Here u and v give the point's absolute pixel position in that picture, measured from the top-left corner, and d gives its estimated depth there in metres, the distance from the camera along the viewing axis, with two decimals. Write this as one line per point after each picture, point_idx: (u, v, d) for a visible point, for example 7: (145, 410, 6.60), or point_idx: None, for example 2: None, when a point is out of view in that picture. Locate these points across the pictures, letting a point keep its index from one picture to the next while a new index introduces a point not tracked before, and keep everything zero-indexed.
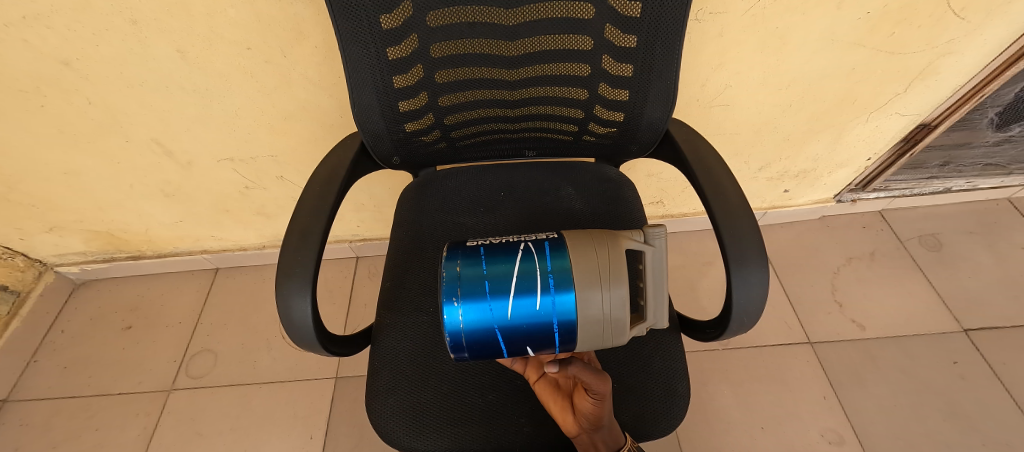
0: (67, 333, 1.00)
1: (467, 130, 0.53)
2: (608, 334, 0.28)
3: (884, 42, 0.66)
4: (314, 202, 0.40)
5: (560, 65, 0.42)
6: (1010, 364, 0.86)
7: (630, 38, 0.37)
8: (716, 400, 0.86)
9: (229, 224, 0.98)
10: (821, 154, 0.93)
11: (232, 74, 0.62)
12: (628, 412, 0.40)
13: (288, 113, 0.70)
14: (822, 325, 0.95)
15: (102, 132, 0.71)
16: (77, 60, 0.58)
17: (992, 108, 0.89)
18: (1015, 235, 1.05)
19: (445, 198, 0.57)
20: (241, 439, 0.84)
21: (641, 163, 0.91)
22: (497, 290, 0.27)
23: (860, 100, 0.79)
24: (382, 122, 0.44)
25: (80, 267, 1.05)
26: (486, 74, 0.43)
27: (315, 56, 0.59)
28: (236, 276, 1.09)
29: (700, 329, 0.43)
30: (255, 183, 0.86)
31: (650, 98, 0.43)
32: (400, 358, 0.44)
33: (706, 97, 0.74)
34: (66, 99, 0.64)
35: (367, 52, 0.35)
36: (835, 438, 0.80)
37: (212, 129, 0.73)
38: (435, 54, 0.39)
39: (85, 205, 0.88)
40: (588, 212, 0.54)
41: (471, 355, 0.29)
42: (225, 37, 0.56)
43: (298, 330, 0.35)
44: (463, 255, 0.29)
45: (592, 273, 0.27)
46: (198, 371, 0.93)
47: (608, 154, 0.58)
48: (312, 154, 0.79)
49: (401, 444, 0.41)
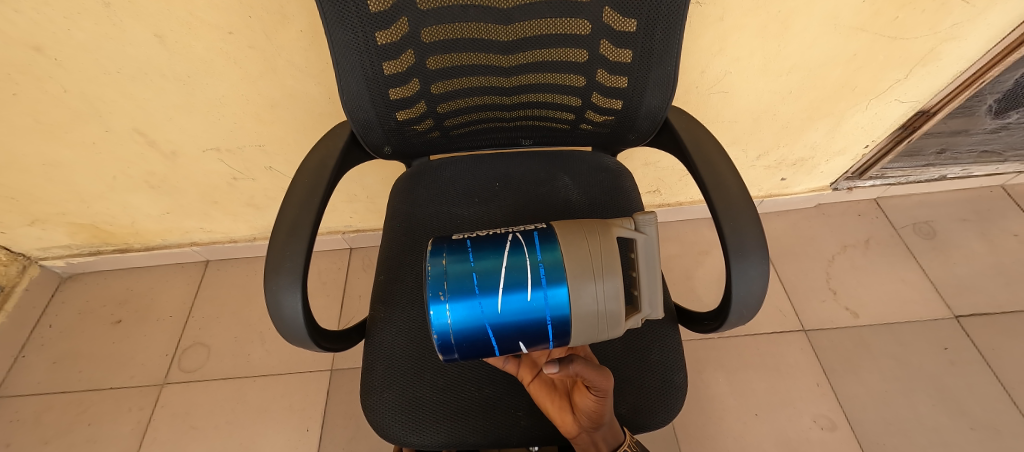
0: (55, 327, 0.98)
1: (460, 118, 0.51)
2: (604, 328, 0.27)
3: (887, 26, 0.65)
4: (303, 193, 0.38)
5: (557, 51, 0.41)
6: (999, 350, 0.88)
7: (629, 22, 0.35)
8: (711, 387, 0.87)
9: (217, 216, 0.96)
10: (819, 142, 0.92)
11: (214, 61, 0.59)
12: (625, 404, 0.40)
13: (275, 101, 0.68)
14: (815, 313, 0.96)
15: (80, 122, 0.69)
16: (49, 45, 0.55)
17: (992, 95, 0.88)
18: (1007, 221, 1.06)
19: (439, 189, 0.56)
20: (237, 433, 0.84)
21: (639, 151, 0.89)
22: (486, 286, 0.26)
23: (861, 87, 0.78)
24: (371, 111, 0.42)
25: (65, 261, 1.03)
26: (478, 60, 0.41)
27: (300, 40, 0.56)
28: (227, 269, 1.08)
29: (699, 321, 0.43)
30: (243, 174, 0.84)
31: (649, 85, 0.41)
32: (394, 352, 0.43)
33: (705, 84, 0.72)
34: (40, 87, 0.61)
35: (353, 36, 0.33)
36: (827, 424, 0.81)
37: (196, 118, 0.70)
38: (427, 38, 0.37)
39: (67, 197, 0.85)
40: (585, 202, 0.53)
41: (461, 354, 0.28)
42: (206, 21, 0.53)
43: (289, 327, 0.34)
44: (449, 249, 0.28)
45: (585, 265, 0.26)
46: (191, 365, 0.93)
47: (605, 143, 0.56)
48: (302, 144, 0.77)
49: (396, 438, 0.40)
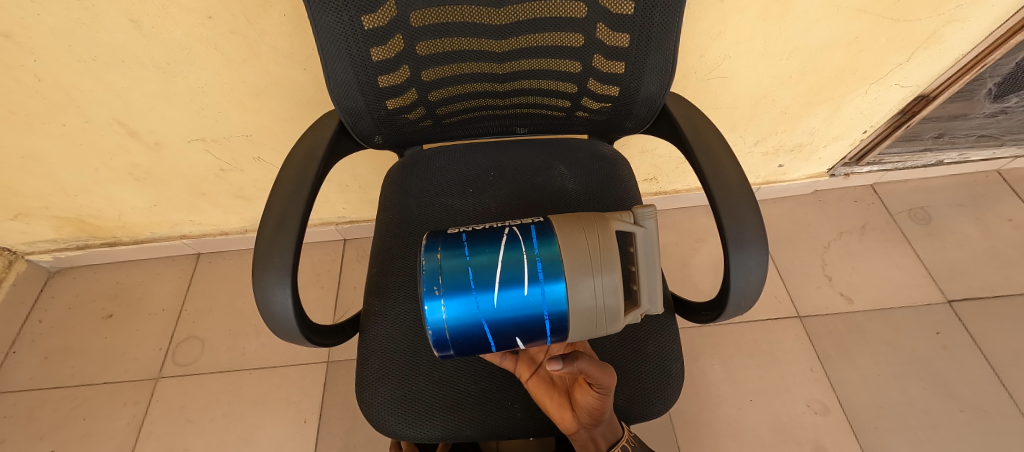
0: (46, 323, 0.97)
1: (453, 106, 0.49)
2: (603, 323, 0.26)
3: (891, 8, 0.63)
4: (289, 187, 0.37)
5: (552, 35, 0.39)
6: (990, 334, 0.89)
7: (627, 5, 0.33)
8: (707, 374, 0.88)
9: (207, 208, 0.94)
10: (818, 127, 0.91)
11: (195, 47, 0.57)
12: (623, 395, 0.40)
13: (261, 89, 0.65)
14: (810, 299, 0.96)
15: (57, 112, 0.66)
16: (18, 31, 0.52)
17: (992, 79, 0.87)
18: (1002, 206, 1.06)
19: (433, 179, 0.54)
20: (234, 425, 0.84)
21: (636, 138, 0.88)
22: (481, 281, 0.25)
23: (862, 71, 0.76)
24: (361, 99, 0.41)
25: (53, 255, 1.01)
26: (470, 45, 0.40)
27: (283, 25, 0.54)
28: (219, 261, 1.06)
29: (696, 312, 0.42)
30: (230, 165, 0.82)
31: (647, 71, 0.40)
32: (390, 346, 0.43)
33: (704, 69, 0.71)
34: (12, 76, 0.59)
35: (339, 21, 0.32)
36: (820, 408, 0.83)
37: (179, 107, 0.68)
38: (416, 22, 0.36)
39: (49, 191, 0.83)
40: (582, 192, 0.52)
41: (457, 351, 0.27)
42: (182, 5, 0.50)
43: (280, 324, 0.33)
44: (444, 243, 0.27)
45: (582, 259, 0.25)
46: (186, 359, 0.92)
47: (602, 130, 0.55)
48: (290, 133, 0.75)
49: (393, 431, 0.40)
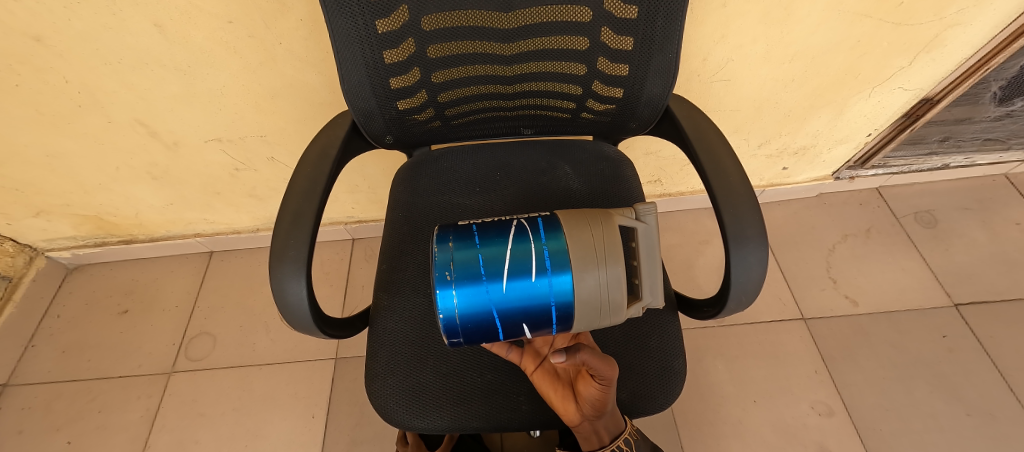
0: (63, 318, 1.00)
1: (462, 108, 0.51)
2: (606, 313, 0.27)
3: (891, 12, 0.64)
4: (305, 184, 0.38)
5: (557, 39, 0.40)
6: (997, 338, 0.88)
7: (630, 9, 0.35)
8: (710, 374, 0.88)
9: (220, 207, 0.97)
10: (821, 130, 0.92)
11: (214, 50, 0.59)
12: (626, 390, 0.41)
13: (275, 91, 0.68)
14: (815, 301, 0.96)
15: (81, 112, 0.68)
16: (49, 36, 0.55)
17: (996, 81, 0.87)
18: (1010, 210, 1.06)
19: (440, 179, 0.56)
20: (244, 419, 0.85)
21: (640, 140, 0.89)
22: (492, 271, 0.27)
23: (865, 74, 0.77)
24: (373, 100, 0.42)
25: (71, 252, 1.04)
26: (478, 48, 0.41)
27: (300, 29, 0.56)
28: (230, 259, 1.08)
29: (698, 308, 0.43)
30: (244, 165, 0.84)
31: (650, 73, 0.41)
32: (398, 340, 0.44)
33: (707, 72, 0.72)
34: (41, 78, 0.61)
35: (355, 25, 0.33)
36: (824, 410, 0.83)
37: (197, 109, 0.70)
38: (427, 26, 0.37)
39: (71, 189, 0.86)
40: (585, 192, 0.53)
41: (465, 338, 0.29)
42: (204, 10, 0.53)
43: (294, 315, 0.35)
44: (455, 235, 0.29)
45: (588, 251, 0.26)
46: (198, 354, 0.94)
47: (606, 132, 0.56)
48: (303, 133, 0.77)
49: (400, 422, 0.41)
